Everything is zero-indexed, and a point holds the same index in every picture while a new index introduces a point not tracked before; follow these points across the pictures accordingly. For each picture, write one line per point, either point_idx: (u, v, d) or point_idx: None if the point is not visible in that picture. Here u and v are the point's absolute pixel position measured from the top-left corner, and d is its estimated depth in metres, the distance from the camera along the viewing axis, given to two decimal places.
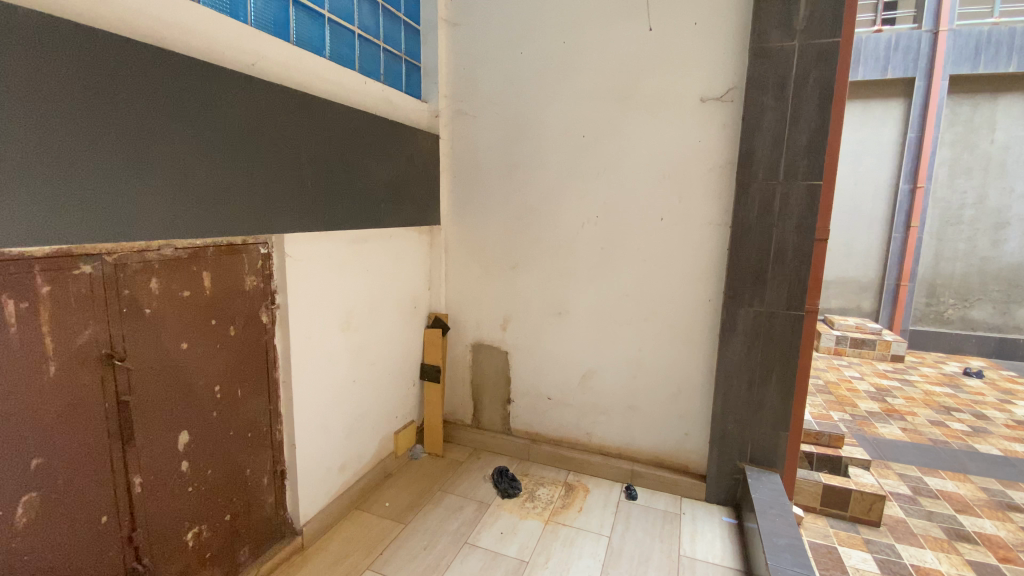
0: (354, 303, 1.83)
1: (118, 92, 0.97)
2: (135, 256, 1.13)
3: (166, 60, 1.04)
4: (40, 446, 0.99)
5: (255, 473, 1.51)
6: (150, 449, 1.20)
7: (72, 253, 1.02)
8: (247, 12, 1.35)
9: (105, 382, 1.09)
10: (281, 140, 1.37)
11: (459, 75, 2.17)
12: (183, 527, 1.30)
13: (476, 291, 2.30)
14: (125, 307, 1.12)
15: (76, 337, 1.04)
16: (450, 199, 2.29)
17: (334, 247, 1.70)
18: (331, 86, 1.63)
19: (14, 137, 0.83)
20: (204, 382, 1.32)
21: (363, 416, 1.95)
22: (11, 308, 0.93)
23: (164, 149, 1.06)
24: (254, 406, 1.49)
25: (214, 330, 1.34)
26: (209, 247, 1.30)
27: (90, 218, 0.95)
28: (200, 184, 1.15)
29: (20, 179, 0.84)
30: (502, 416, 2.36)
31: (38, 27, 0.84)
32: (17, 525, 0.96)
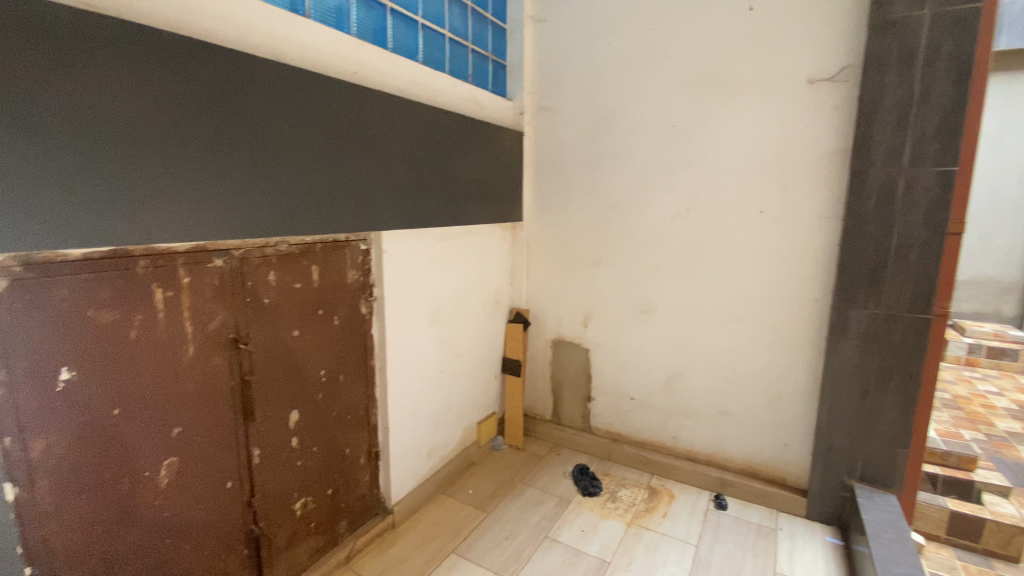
0: (442, 297, 1.91)
1: (242, 102, 1.07)
2: (256, 251, 1.25)
3: (282, 73, 1.15)
4: (179, 416, 1.14)
5: (354, 453, 1.63)
6: (267, 425, 1.33)
7: (208, 248, 1.15)
8: (351, 23, 1.45)
9: (231, 363, 1.23)
10: (380, 142, 1.45)
11: (544, 71, 2.17)
12: (292, 498, 1.43)
13: (558, 287, 2.29)
14: (248, 298, 1.25)
15: (209, 322, 1.17)
16: (533, 195, 2.30)
17: (424, 243, 1.77)
18: (425, 88, 1.70)
19: (162, 149, 0.96)
20: (311, 366, 1.44)
21: (449, 405, 2.02)
22: (159, 295, 1.08)
23: (280, 154, 1.17)
24: (354, 391, 1.61)
25: (321, 319, 1.46)
26: (317, 243, 1.42)
27: (218, 217, 1.07)
28: (310, 185, 1.26)
29: (165, 183, 0.97)
30: (583, 414, 2.34)
31: (179, 48, 0.96)
32: (162, 483, 1.12)
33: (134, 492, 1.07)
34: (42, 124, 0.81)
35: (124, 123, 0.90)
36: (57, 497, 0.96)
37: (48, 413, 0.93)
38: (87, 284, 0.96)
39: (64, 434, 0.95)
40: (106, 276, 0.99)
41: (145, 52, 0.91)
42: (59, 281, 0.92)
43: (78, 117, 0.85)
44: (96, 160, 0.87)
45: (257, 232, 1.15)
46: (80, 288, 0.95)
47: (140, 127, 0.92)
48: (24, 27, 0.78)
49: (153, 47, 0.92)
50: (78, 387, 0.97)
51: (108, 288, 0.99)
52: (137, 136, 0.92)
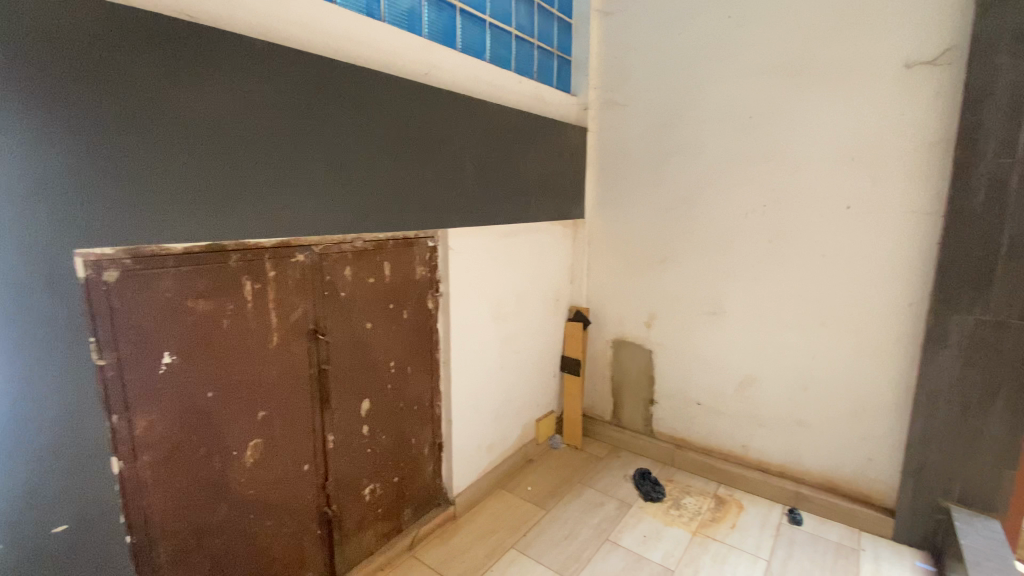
0: (504, 294, 1.92)
1: (324, 105, 1.12)
2: (334, 247, 1.31)
3: (361, 75, 1.19)
4: (263, 401, 1.21)
5: (418, 444, 1.67)
6: (340, 412, 1.39)
7: (292, 244, 1.22)
8: (422, 25, 1.49)
9: (309, 353, 1.30)
10: (449, 140, 1.48)
11: (610, 65, 2.13)
12: (362, 483, 1.49)
13: (620, 286, 2.25)
14: (326, 291, 1.31)
15: (292, 314, 1.24)
16: (596, 191, 2.26)
17: (488, 240, 1.79)
18: (491, 87, 1.71)
19: (257, 150, 1.02)
20: (381, 358, 1.50)
21: (509, 401, 2.04)
22: (248, 288, 1.15)
23: (358, 154, 1.22)
24: (420, 383, 1.65)
25: (391, 313, 1.51)
26: (389, 240, 1.47)
27: (303, 215, 1.12)
28: (384, 183, 1.30)
29: (257, 182, 1.03)
30: (644, 416, 2.28)
31: (271, 55, 1.01)
32: (249, 462, 1.20)
33: (223, 469, 1.15)
34: (154, 128, 0.87)
35: (223, 127, 0.96)
36: (161, 471, 1.04)
37: (153, 394, 1.01)
38: (187, 276, 1.04)
39: (166, 414, 1.04)
40: (204, 269, 1.07)
41: (241, 58, 0.97)
42: (164, 273, 1.01)
43: (185, 121, 0.91)
44: (199, 162, 0.93)
45: (334, 230, 1.20)
46: (181, 280, 1.03)
47: (238, 130, 0.98)
48: (139, 39, 0.84)
49: (248, 54, 0.97)
50: (179, 370, 1.05)
51: (206, 280, 1.07)
52: (235, 139, 0.98)
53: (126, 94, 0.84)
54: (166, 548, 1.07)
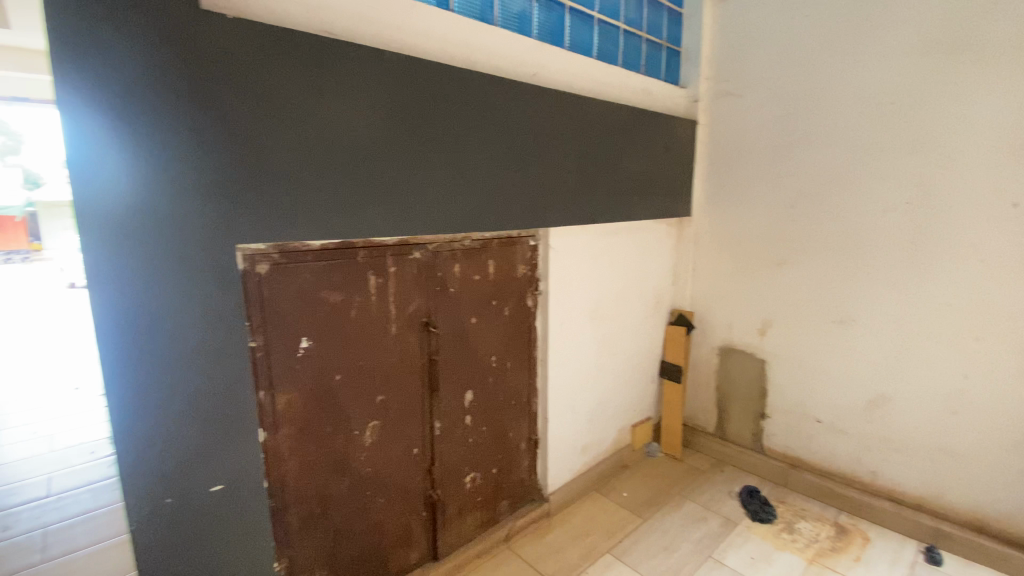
0: (604, 294, 1.89)
1: (440, 109, 1.18)
2: (446, 246, 1.38)
3: (473, 79, 1.24)
4: (381, 387, 1.31)
5: (516, 438, 1.71)
6: (446, 402, 1.46)
7: (409, 241, 1.30)
8: (532, 26, 1.50)
9: (422, 344, 1.38)
10: (555, 139, 1.49)
11: (725, 54, 2.00)
12: (464, 472, 1.56)
13: (729, 289, 2.12)
14: (437, 286, 1.38)
15: (407, 307, 1.33)
16: (704, 189, 2.15)
17: (590, 239, 1.78)
18: (598, 84, 1.69)
19: (382, 154, 1.10)
20: (485, 352, 1.55)
21: (606, 403, 2.01)
22: (373, 282, 1.25)
23: (470, 155, 1.27)
24: (519, 379, 1.68)
25: (495, 309, 1.55)
26: (495, 238, 1.51)
27: (420, 214, 1.20)
28: (493, 182, 1.34)
29: (381, 183, 1.11)
30: (752, 430, 2.13)
31: (396, 64, 1.09)
32: (367, 442, 1.30)
33: (346, 446, 1.26)
34: (300, 137, 0.98)
35: (356, 133, 1.05)
36: (296, 443, 1.16)
37: (294, 374, 1.14)
38: (322, 269, 1.15)
39: (302, 392, 1.16)
40: (336, 264, 1.17)
41: (371, 69, 1.05)
42: (305, 267, 1.12)
43: (326, 130, 1.01)
44: (335, 166, 1.03)
45: (447, 228, 1.26)
46: (317, 273, 1.15)
47: (366, 135, 1.07)
48: (291, 57, 0.94)
49: (377, 65, 1.06)
50: (313, 354, 1.17)
51: (338, 274, 1.18)
52: (364, 144, 1.07)
53: (280, 106, 0.95)
54: (298, 513, 1.19)
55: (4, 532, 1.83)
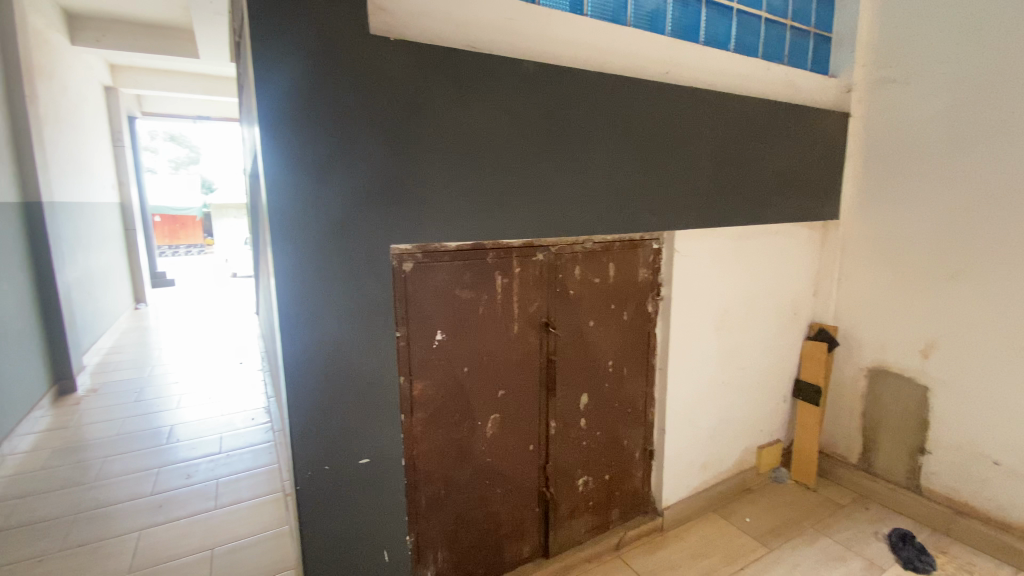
0: (732, 302, 1.77)
1: (569, 113, 1.20)
2: (568, 248, 1.38)
3: (602, 82, 1.23)
4: (502, 382, 1.36)
5: (630, 446, 1.67)
6: (563, 403, 1.48)
7: (534, 243, 1.32)
8: (665, 23, 1.45)
9: (541, 344, 1.40)
10: (685, 139, 1.43)
11: (888, 36, 1.77)
12: (577, 474, 1.56)
13: (883, 303, 1.87)
14: (559, 288, 1.39)
15: (529, 306, 1.36)
16: (856, 189, 1.92)
17: (720, 244, 1.67)
18: (733, 79, 1.59)
19: (515, 159, 1.14)
20: (603, 356, 1.53)
21: (729, 419, 1.88)
22: (498, 281, 1.29)
23: (597, 158, 1.27)
24: (636, 386, 1.64)
25: (613, 313, 1.53)
26: (618, 241, 1.48)
27: (548, 216, 1.22)
28: (619, 185, 1.33)
29: (512, 186, 1.15)
30: (907, 467, 1.85)
31: (530, 72, 1.12)
32: (488, 434, 1.36)
33: (469, 436, 1.32)
34: (444, 144, 1.05)
35: (492, 140, 1.10)
36: (426, 428, 1.25)
37: (427, 363, 1.22)
38: (455, 268, 1.22)
39: (434, 382, 1.24)
40: (467, 263, 1.23)
41: (507, 78, 1.09)
42: (441, 265, 1.20)
43: (466, 138, 1.07)
44: (473, 172, 1.10)
45: (573, 231, 1.27)
46: (451, 272, 1.22)
47: (501, 141, 1.11)
48: (437, 70, 1.02)
49: (513, 73, 1.10)
50: (444, 346, 1.25)
51: (468, 273, 1.24)
52: (499, 150, 1.12)
53: (426, 116, 1.03)
54: (426, 494, 1.28)
55: (190, 478, 2.21)
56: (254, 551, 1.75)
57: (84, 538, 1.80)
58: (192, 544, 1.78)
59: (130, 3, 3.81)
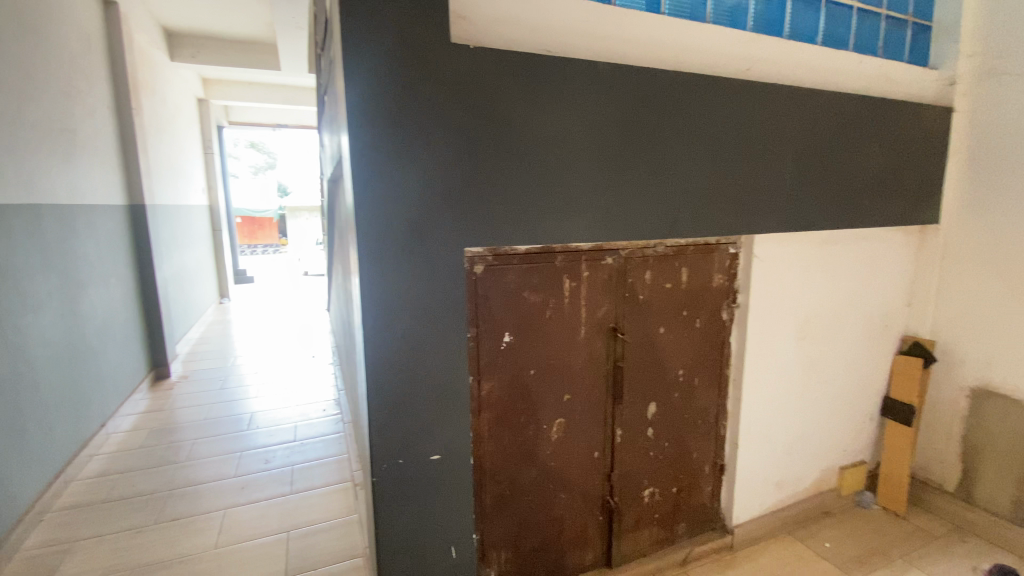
0: (814, 312, 1.67)
1: (644, 114, 1.17)
2: (639, 252, 1.35)
3: (680, 82, 1.20)
4: (569, 387, 1.34)
5: (699, 459, 1.61)
6: (630, 410, 1.44)
7: (604, 247, 1.30)
8: (747, 18, 1.37)
9: (609, 350, 1.38)
10: (765, 139, 1.37)
11: (1003, 21, 1.60)
12: (643, 485, 1.52)
13: (990, 318, 1.70)
14: (628, 293, 1.36)
15: (598, 311, 1.33)
16: (959, 191, 1.75)
17: (802, 250, 1.58)
18: (820, 74, 1.49)
19: (589, 161, 1.13)
20: (672, 364, 1.48)
21: (808, 437, 1.77)
22: (567, 285, 1.28)
23: (673, 160, 1.24)
24: (706, 397, 1.57)
25: (684, 320, 1.48)
26: (691, 245, 1.43)
27: (621, 220, 1.20)
28: (694, 188, 1.29)
29: (584, 190, 1.14)
30: (1014, 500, 1.66)
31: (604, 74, 1.11)
32: (553, 438, 1.35)
33: (535, 439, 1.32)
34: (519, 149, 1.06)
35: (567, 142, 1.10)
36: (493, 429, 1.26)
37: (496, 364, 1.23)
38: (525, 271, 1.22)
39: (501, 383, 1.25)
40: (537, 266, 1.23)
41: (581, 81, 1.08)
42: (511, 268, 1.20)
43: (540, 141, 1.08)
44: (547, 175, 1.10)
45: (643, 236, 1.24)
46: (521, 274, 1.22)
47: (575, 144, 1.11)
48: (512, 75, 1.02)
49: (587, 75, 1.09)
50: (512, 349, 1.25)
51: (537, 276, 1.24)
52: (573, 153, 1.11)
53: (501, 121, 1.04)
54: (491, 494, 1.29)
55: (269, 463, 2.36)
56: (326, 537, 1.84)
57: (177, 513, 1.97)
58: (271, 525, 1.90)
59: (222, 21, 4.16)
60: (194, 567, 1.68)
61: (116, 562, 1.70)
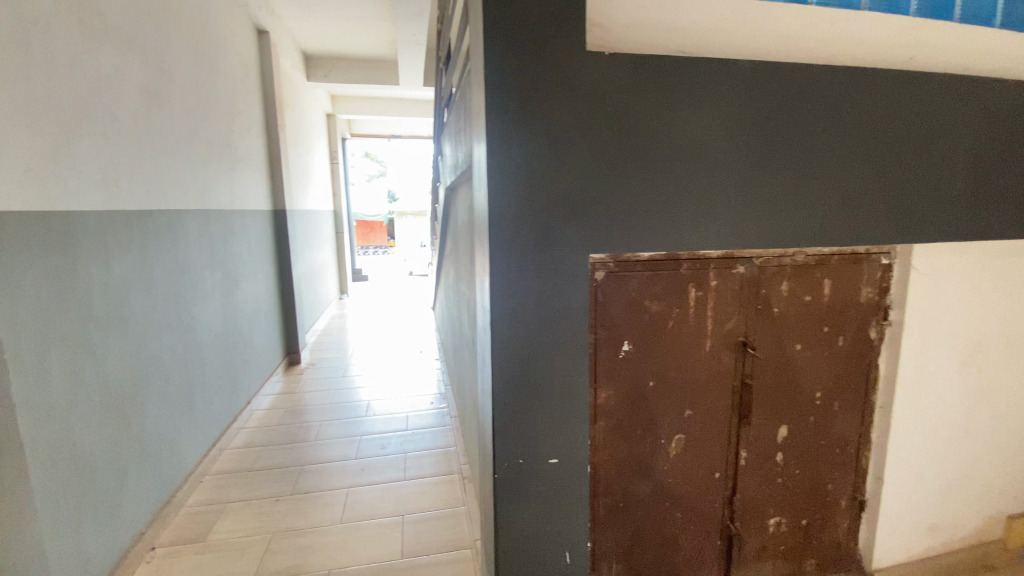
0: (984, 335, 1.44)
1: (785, 113, 1.12)
2: (774, 260, 1.25)
3: (828, 78, 1.14)
4: (691, 401, 1.27)
5: (835, 492, 1.45)
6: (757, 430, 1.34)
7: (735, 255, 1.21)
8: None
9: (736, 364, 1.29)
10: (929, 137, 1.23)
11: None
12: (767, 512, 1.41)
13: None
14: (760, 304, 1.27)
15: (726, 323, 1.25)
16: None
17: (971, 262, 1.38)
18: (1002, 59, 1.30)
19: (725, 163, 1.10)
20: (808, 384, 1.36)
21: (972, 479, 1.53)
22: (693, 294, 1.21)
23: (816, 161, 1.17)
24: (847, 423, 1.42)
25: (824, 337, 1.34)
26: (834, 254, 1.30)
27: (757, 224, 1.16)
28: (840, 191, 1.20)
29: (717, 194, 1.11)
30: None
31: (741, 73, 1.07)
32: (671, 454, 1.29)
33: (652, 453, 1.27)
34: (654, 153, 1.05)
35: (703, 145, 1.08)
36: (609, 439, 1.23)
37: (615, 374, 1.20)
38: (649, 279, 1.17)
39: (618, 393, 1.21)
40: (662, 274, 1.18)
41: (716, 81, 1.06)
42: (634, 275, 1.16)
43: (676, 144, 1.06)
44: (681, 179, 1.08)
45: (775, 244, 1.19)
46: (645, 282, 1.17)
47: (712, 146, 1.09)
48: (647, 79, 1.02)
49: (723, 76, 1.06)
50: (632, 358, 1.21)
51: (661, 284, 1.18)
52: (709, 155, 1.09)
53: (634, 126, 1.03)
54: (604, 504, 1.26)
55: (385, 449, 2.54)
56: (436, 524, 1.93)
57: (309, 487, 2.19)
58: (387, 508, 2.05)
59: (349, 42, 4.58)
60: (323, 537, 1.86)
61: (261, 524, 1.94)
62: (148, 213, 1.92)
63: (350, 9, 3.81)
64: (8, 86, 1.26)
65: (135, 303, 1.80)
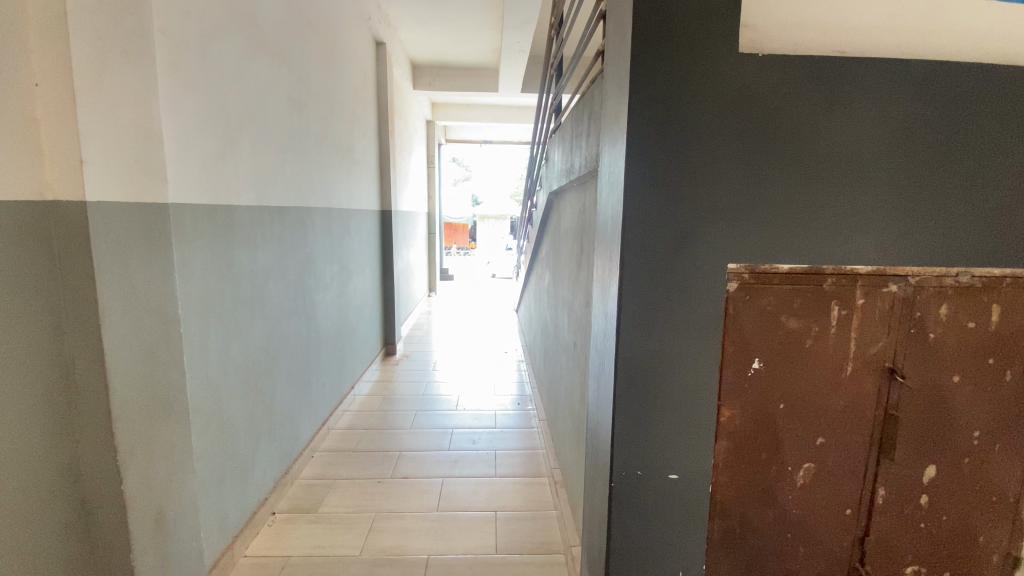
0: None
1: (959, 116, 1.03)
2: (934, 280, 1.11)
3: (1013, 79, 1.03)
4: (824, 428, 1.17)
5: (985, 546, 1.27)
6: (899, 468, 1.21)
7: (887, 272, 1.09)
8: None
9: (880, 393, 1.16)
10: None
11: None
12: (904, 559, 1.26)
13: None
14: (913, 328, 1.13)
15: (872, 346, 1.13)
16: None
17: None
18: None
19: (881, 169, 1.03)
20: (966, 423, 1.19)
21: None
22: (835, 312, 1.11)
23: (990, 171, 1.05)
24: (1008, 470, 1.23)
25: (989, 371, 1.17)
26: (1006, 277, 1.13)
27: (910, 238, 1.07)
28: (1013, 207, 1.08)
29: (872, 205, 1.05)
30: None
31: (914, 73, 1.00)
32: (796, 483, 1.19)
33: (776, 480, 1.18)
34: (799, 157, 1.01)
35: (857, 148, 1.02)
36: (729, 459, 1.16)
37: (742, 391, 1.13)
38: (786, 293, 1.09)
39: (744, 412, 1.14)
40: (802, 289, 1.09)
41: (883, 82, 1.00)
42: (769, 289, 1.08)
43: (826, 150, 1.01)
44: (828, 185, 1.03)
45: (933, 261, 1.09)
46: (781, 296, 1.09)
47: (867, 151, 1.02)
48: (804, 82, 0.99)
49: (891, 75, 1.00)
50: (760, 376, 1.13)
51: (800, 299, 1.10)
52: (862, 161, 1.02)
53: (784, 132, 1.00)
54: (719, 527, 1.19)
55: (476, 443, 2.62)
56: (527, 525, 1.95)
57: (407, 473, 2.31)
58: (480, 502, 2.10)
59: (456, 51, 4.80)
60: (421, 522, 1.95)
61: (365, 502, 2.07)
62: (287, 209, 2.14)
63: (459, 20, 3.99)
64: (195, 95, 1.45)
65: (273, 288, 2.00)
